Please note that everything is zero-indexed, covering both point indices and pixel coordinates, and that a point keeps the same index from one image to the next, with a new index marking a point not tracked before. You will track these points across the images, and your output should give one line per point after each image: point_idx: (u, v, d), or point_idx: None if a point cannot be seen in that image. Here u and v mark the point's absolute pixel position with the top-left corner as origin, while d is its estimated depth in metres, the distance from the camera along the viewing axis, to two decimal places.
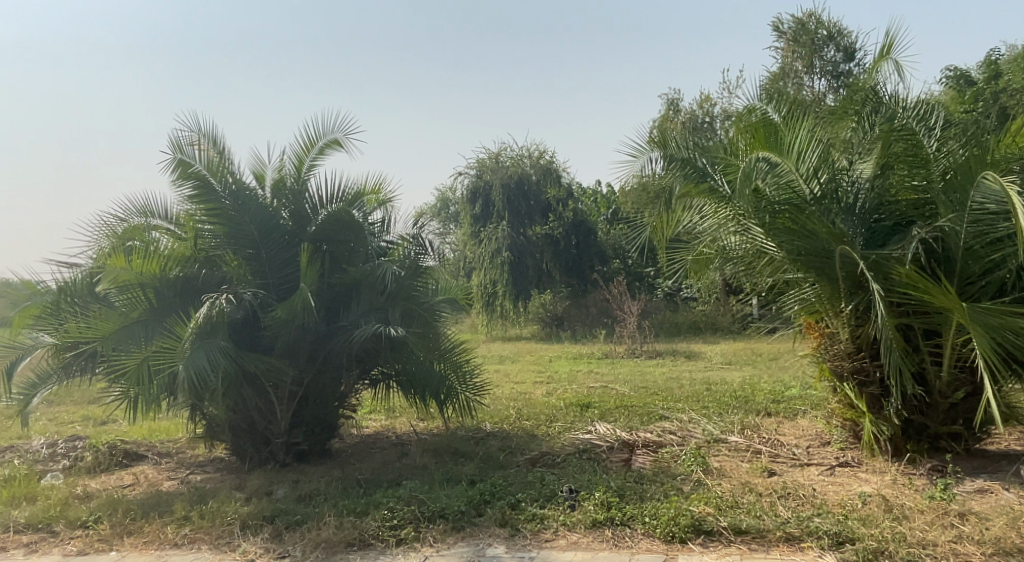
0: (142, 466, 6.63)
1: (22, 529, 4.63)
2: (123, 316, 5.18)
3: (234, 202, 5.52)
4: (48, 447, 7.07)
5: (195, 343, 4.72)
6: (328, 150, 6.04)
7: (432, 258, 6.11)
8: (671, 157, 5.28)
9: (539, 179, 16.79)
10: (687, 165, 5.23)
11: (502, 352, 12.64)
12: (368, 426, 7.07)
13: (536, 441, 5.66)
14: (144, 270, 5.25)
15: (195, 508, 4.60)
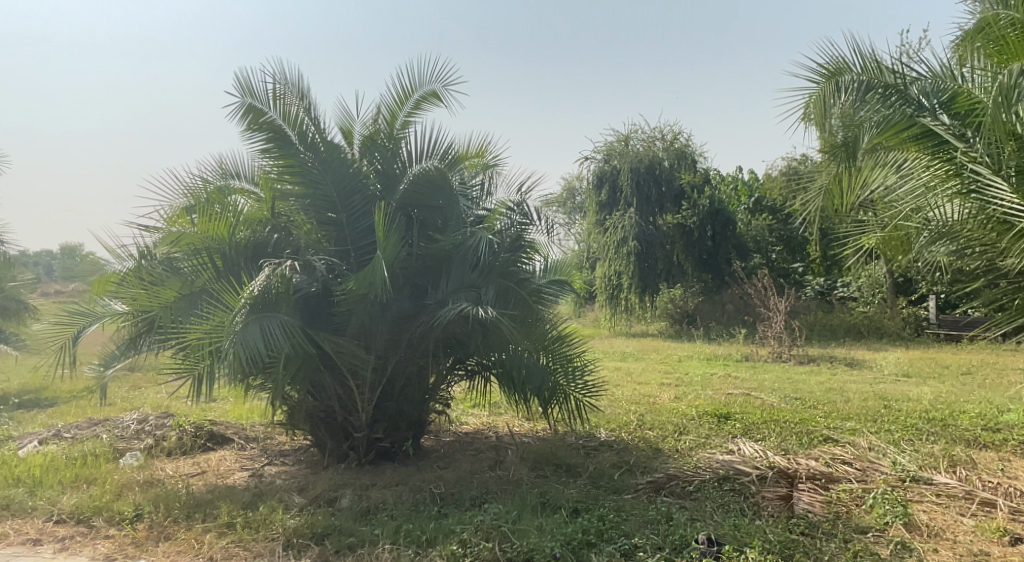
0: (224, 451, 6.22)
1: (64, 530, 4.55)
2: (187, 283, 4.67)
3: (313, 156, 4.78)
4: (138, 423, 6.93)
5: (248, 317, 4.00)
6: (426, 104, 5.15)
7: (539, 230, 5.08)
8: (839, 113, 4.22)
9: (672, 163, 15.31)
10: (897, 95, 4.06)
11: (625, 348, 11.48)
12: (465, 423, 6.17)
13: (662, 459, 4.50)
14: (210, 231, 4.73)
15: (242, 514, 4.04)
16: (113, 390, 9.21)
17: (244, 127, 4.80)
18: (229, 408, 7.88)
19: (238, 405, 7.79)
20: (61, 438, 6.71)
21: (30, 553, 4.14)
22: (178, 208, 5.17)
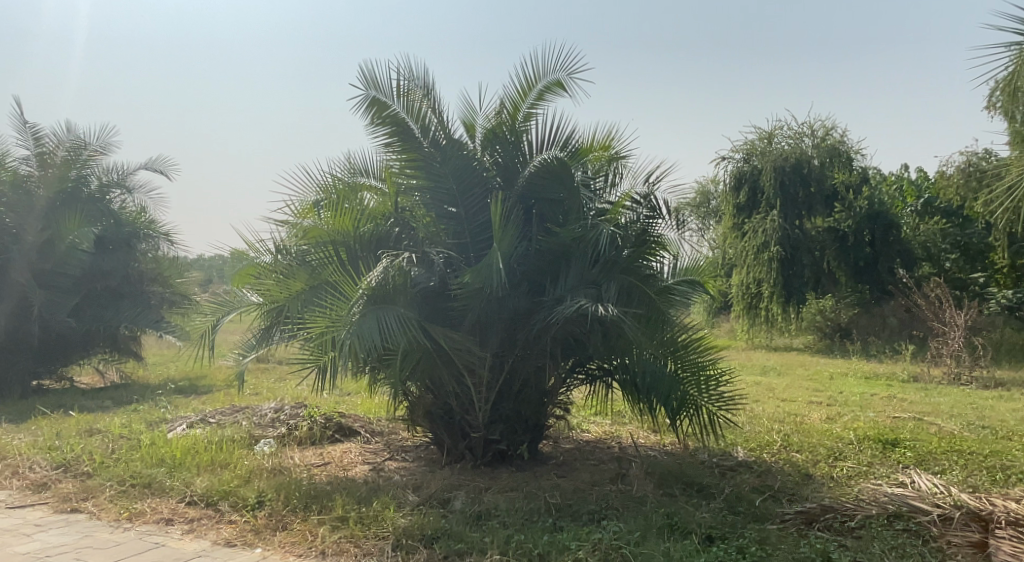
0: (350, 443, 6.26)
1: (195, 519, 4.70)
2: (314, 274, 4.69)
3: (436, 151, 4.71)
4: (274, 411, 7.15)
5: (365, 309, 4.00)
6: (550, 96, 4.86)
7: (668, 225, 4.69)
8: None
9: (823, 162, 14.19)
10: None
11: (768, 362, 10.69)
12: (588, 431, 5.84)
13: (814, 486, 3.97)
14: (337, 224, 4.77)
15: (357, 509, 3.95)
16: (258, 381, 9.69)
17: (369, 121, 4.77)
18: (358, 401, 8.00)
19: (366, 400, 7.88)
20: (207, 422, 7.05)
21: (163, 534, 4.48)
22: (308, 201, 5.27)
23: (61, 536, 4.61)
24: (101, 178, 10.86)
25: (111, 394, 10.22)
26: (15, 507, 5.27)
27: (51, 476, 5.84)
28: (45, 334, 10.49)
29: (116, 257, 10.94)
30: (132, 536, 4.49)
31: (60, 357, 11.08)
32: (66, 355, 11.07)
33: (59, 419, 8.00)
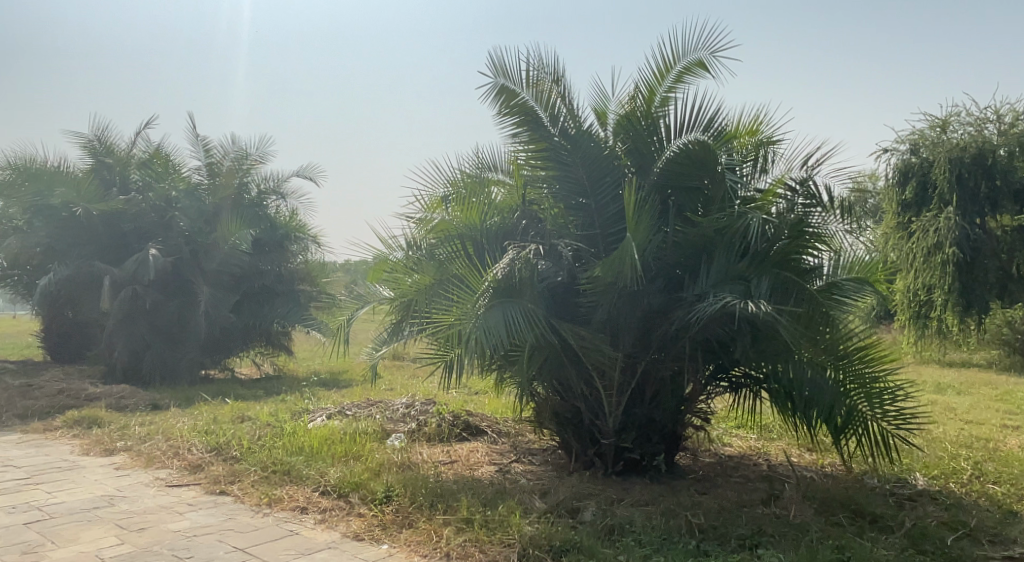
0: (478, 442, 6.16)
1: (326, 509, 4.74)
2: (441, 266, 4.72)
3: (567, 140, 4.46)
4: (405, 406, 7.19)
5: (492, 301, 4.00)
6: (692, 77, 4.49)
7: (828, 215, 4.25)
8: None
9: (1009, 154, 12.63)
10: None
11: (940, 378, 9.60)
12: (731, 445, 5.40)
13: (1017, 528, 3.37)
14: (463, 218, 4.82)
15: (482, 512, 3.79)
16: (396, 377, 9.90)
17: (497, 110, 4.62)
18: (488, 400, 7.93)
19: (496, 399, 7.77)
20: (344, 414, 7.19)
21: (296, 521, 4.56)
22: (437, 196, 5.23)
23: (208, 517, 4.83)
24: (261, 187, 12.33)
25: (264, 384, 10.89)
26: (172, 486, 5.62)
27: (204, 459, 6.19)
28: (211, 326, 11.84)
29: (271, 257, 12.47)
30: (269, 522, 4.60)
31: (223, 348, 12.47)
32: (230, 347, 12.48)
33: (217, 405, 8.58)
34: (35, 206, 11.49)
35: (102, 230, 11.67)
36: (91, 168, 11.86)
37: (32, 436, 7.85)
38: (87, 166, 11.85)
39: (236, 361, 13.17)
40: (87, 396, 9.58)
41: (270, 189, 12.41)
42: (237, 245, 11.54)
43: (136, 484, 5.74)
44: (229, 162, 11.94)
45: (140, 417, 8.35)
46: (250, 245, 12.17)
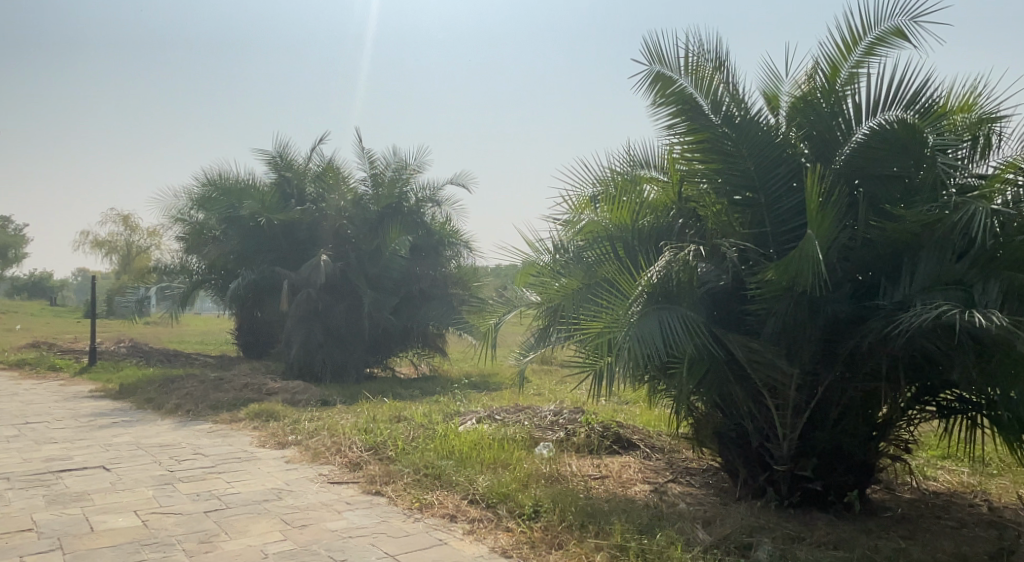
0: (630, 457, 5.78)
1: (475, 520, 4.59)
2: (590, 270, 4.55)
3: (731, 127, 4.11)
4: (554, 413, 6.92)
5: (644, 308, 3.79)
6: (882, 51, 4.07)
7: None
8: None
9: None
10: None
11: None
12: (934, 480, 4.67)
13: None
14: (614, 219, 4.62)
15: (640, 540, 3.45)
16: (546, 383, 9.71)
17: (654, 99, 4.38)
18: (641, 411, 7.50)
19: (649, 410, 7.33)
20: (492, 418, 7.00)
21: (445, 531, 4.44)
22: (585, 194, 5.00)
23: (363, 518, 4.85)
24: (420, 194, 12.73)
25: (419, 384, 11.15)
26: (332, 483, 5.74)
27: (362, 456, 6.28)
28: (375, 327, 12.59)
29: (427, 262, 12.89)
30: (420, 528, 4.53)
31: (386, 348, 13.20)
32: (390, 348, 13.20)
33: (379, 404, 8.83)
34: (228, 216, 12.60)
35: (284, 239, 12.78)
36: (274, 182, 12.84)
37: (219, 427, 8.51)
38: (270, 180, 12.83)
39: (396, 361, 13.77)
40: (266, 390, 10.26)
41: (428, 197, 12.78)
42: (396, 251, 12.36)
43: (301, 479, 5.94)
44: (389, 171, 12.50)
45: (310, 413, 8.79)
46: (408, 251, 12.70)
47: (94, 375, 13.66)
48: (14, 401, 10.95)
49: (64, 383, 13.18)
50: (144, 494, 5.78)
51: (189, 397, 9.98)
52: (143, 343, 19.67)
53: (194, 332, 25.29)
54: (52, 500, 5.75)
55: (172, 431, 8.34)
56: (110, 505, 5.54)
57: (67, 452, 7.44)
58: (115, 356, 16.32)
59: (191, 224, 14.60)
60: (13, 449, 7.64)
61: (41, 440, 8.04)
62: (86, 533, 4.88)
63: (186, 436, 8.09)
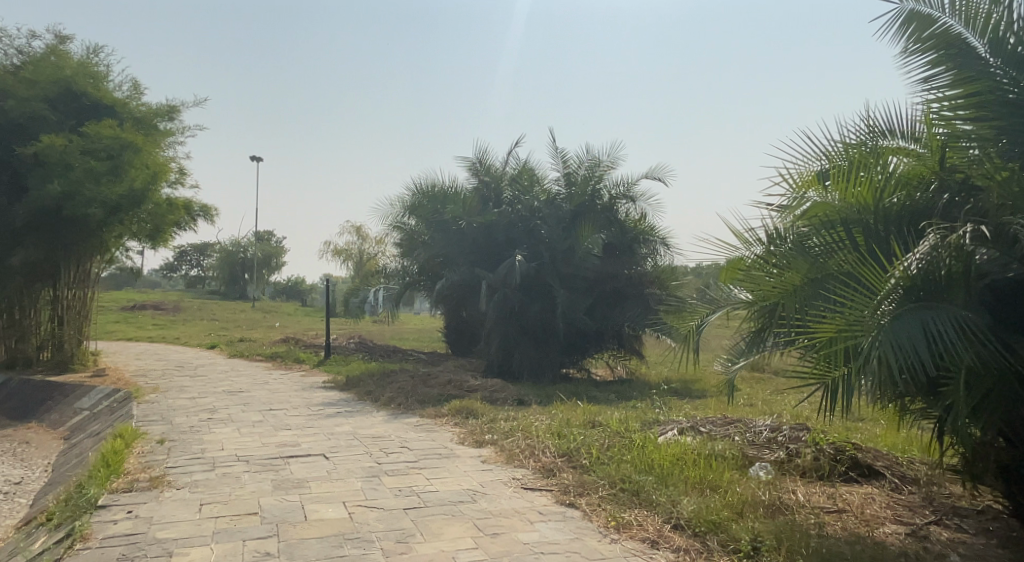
0: (870, 489, 4.83)
1: (681, 551, 3.98)
2: (816, 261, 3.90)
3: (1015, 67, 3.80)
4: (771, 430, 6.02)
5: (898, 309, 3.18)
6: None
7: None
8: None
9: None
10: None
11: None
12: None
13: None
14: (849, 199, 3.98)
15: None
16: (763, 395, 8.70)
17: (913, 46, 4.16)
18: (881, 433, 6.34)
19: (891, 432, 6.16)
20: (697, 430, 6.24)
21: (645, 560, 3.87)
22: (810, 170, 4.47)
23: (556, 532, 4.42)
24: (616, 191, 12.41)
25: (617, 388, 10.61)
26: (528, 489, 5.34)
27: (555, 460, 5.84)
28: (570, 328, 12.25)
29: (623, 261, 12.37)
30: (617, 552, 4.01)
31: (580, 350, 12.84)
32: (585, 348, 12.80)
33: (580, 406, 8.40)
34: (435, 222, 13.01)
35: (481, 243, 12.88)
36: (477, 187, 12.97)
37: (426, 421, 8.62)
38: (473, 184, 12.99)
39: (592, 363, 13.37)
40: (467, 387, 10.28)
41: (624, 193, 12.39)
42: (590, 249, 11.84)
43: (494, 481, 5.64)
44: (583, 170, 12.35)
45: (512, 411, 8.61)
46: (602, 250, 12.23)
47: (328, 368, 14.85)
48: (262, 389, 12.16)
49: (304, 374, 14.48)
50: (352, 485, 5.82)
51: (401, 391, 10.31)
52: (366, 339, 21.19)
53: (414, 328, 26.94)
54: (278, 486, 5.99)
55: (384, 424, 8.58)
56: (325, 494, 5.64)
57: (294, 439, 7.89)
58: (345, 351, 17.70)
59: (403, 230, 15.48)
60: (256, 434, 8.27)
61: (278, 426, 8.65)
62: (300, 522, 4.97)
63: (396, 429, 8.27)
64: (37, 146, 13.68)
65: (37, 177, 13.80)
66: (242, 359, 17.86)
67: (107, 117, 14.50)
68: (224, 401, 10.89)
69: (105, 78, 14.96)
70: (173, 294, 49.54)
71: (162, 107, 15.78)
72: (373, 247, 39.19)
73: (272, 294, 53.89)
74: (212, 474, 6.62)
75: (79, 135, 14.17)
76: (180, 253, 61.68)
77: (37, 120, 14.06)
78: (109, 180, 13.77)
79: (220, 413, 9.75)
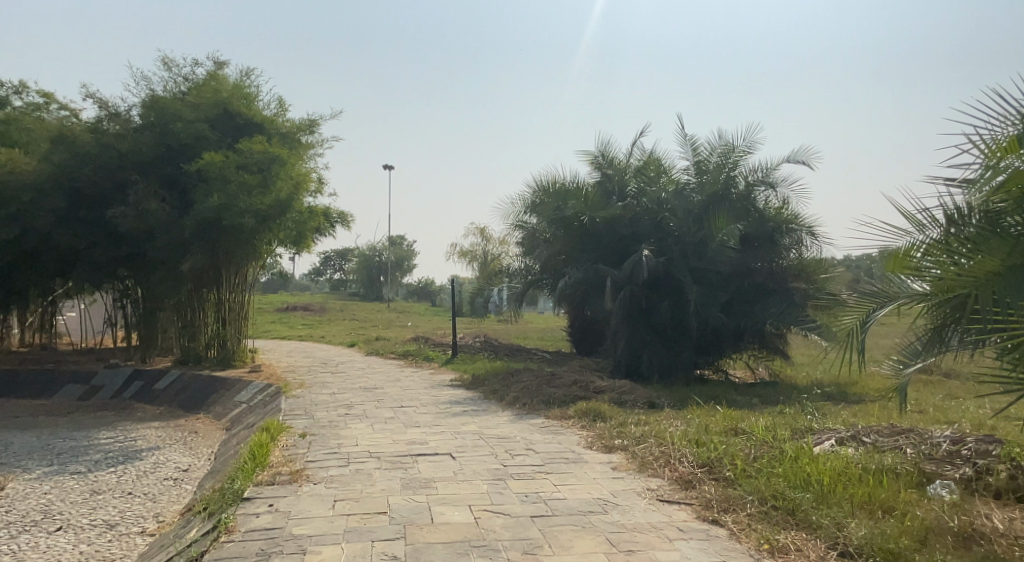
0: None
1: None
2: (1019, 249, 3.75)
3: None
4: (952, 442, 5.21)
5: None
6: None
7: None
8: None
9: None
10: None
11: None
12: None
13: None
14: None
15: None
16: (932, 405, 7.73)
17: None
18: None
19: None
20: (860, 441, 5.52)
21: None
22: (1009, 135, 4.06)
23: (701, 553, 3.94)
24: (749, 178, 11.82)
25: (760, 392, 9.85)
26: (665, 501, 4.88)
27: (694, 471, 5.31)
28: (704, 326, 11.65)
29: (762, 253, 11.59)
30: None
31: (717, 349, 12.21)
32: (721, 348, 12.17)
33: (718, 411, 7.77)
34: (556, 218, 12.69)
35: (606, 238, 12.45)
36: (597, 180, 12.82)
37: (552, 423, 8.29)
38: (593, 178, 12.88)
39: (729, 363, 12.69)
40: (594, 388, 9.86)
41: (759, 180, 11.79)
42: (725, 241, 11.03)
43: (626, 490, 5.20)
44: (715, 158, 11.81)
45: (643, 414, 8.10)
46: (739, 242, 11.50)
47: (455, 366, 14.92)
48: (394, 386, 12.32)
49: (433, 372, 14.63)
50: (479, 488, 5.47)
51: (526, 391, 10.05)
52: (494, 339, 21.29)
53: (540, 328, 26.87)
54: (406, 483, 5.68)
55: (511, 424, 8.33)
56: (451, 496, 5.30)
57: (423, 435, 7.78)
58: (472, 349, 17.80)
59: (526, 229, 15.43)
60: (387, 430, 8.19)
61: (408, 423, 8.59)
62: (427, 524, 4.68)
63: (522, 430, 7.99)
64: (200, 162, 15.32)
65: (201, 193, 15.16)
66: (376, 357, 18.40)
67: (257, 132, 16.21)
68: (360, 397, 11.09)
69: (255, 96, 16.64)
70: (315, 296, 52.63)
71: (303, 121, 17.24)
72: (498, 248, 39.69)
73: (406, 295, 56.04)
74: (344, 466, 6.55)
75: (234, 152, 15.67)
76: (325, 258, 65.71)
77: (201, 139, 15.83)
78: (260, 192, 14.96)
79: (355, 409, 9.90)
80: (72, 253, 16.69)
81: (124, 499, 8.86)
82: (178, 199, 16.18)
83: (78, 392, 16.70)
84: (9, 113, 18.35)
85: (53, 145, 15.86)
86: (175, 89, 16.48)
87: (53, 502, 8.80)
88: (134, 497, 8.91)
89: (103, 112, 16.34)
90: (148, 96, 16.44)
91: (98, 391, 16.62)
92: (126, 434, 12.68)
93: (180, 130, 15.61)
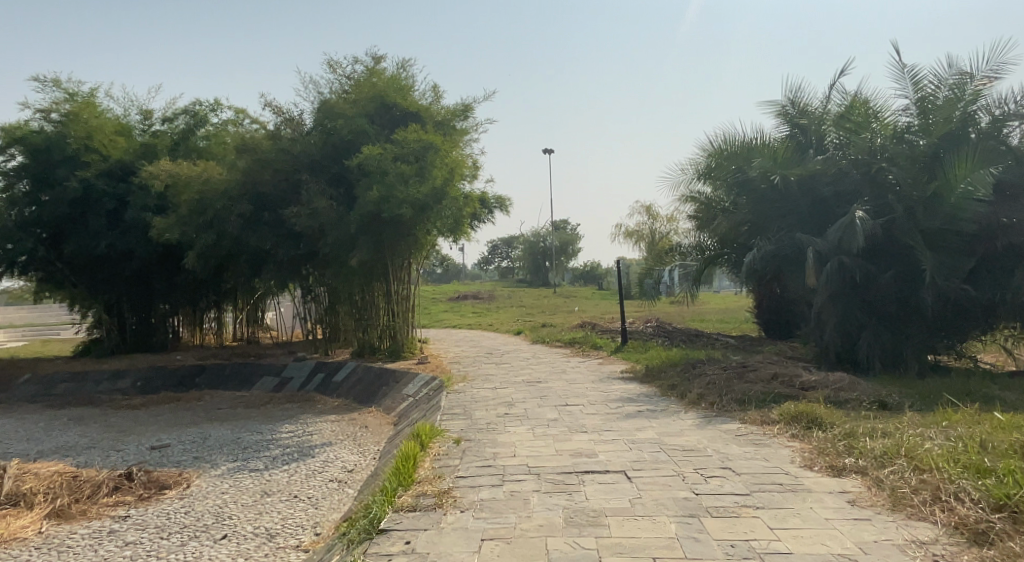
0: None
1: None
2: None
3: None
4: None
5: None
6: None
7: None
8: None
9: None
10: None
11: None
12: None
13: None
14: None
15: None
16: None
17: None
18: None
19: None
20: None
21: None
22: None
23: None
24: (991, 112, 10.16)
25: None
26: None
27: (991, 520, 3.80)
28: (943, 301, 9.83)
29: (1020, 203, 9.71)
30: None
31: (961, 330, 10.19)
32: (965, 327, 10.15)
33: (982, 422, 5.87)
34: (739, 183, 11.32)
35: (804, 204, 10.79)
36: (788, 136, 11.61)
37: (749, 431, 6.74)
38: (784, 134, 11.58)
39: (977, 346, 10.65)
40: (801, 384, 8.13)
41: (1006, 115, 10.08)
42: (970, 191, 9.26)
43: (880, 544, 3.76)
44: (944, 93, 10.20)
45: (872, 422, 6.34)
46: (991, 191, 9.72)
47: (626, 355, 13.53)
48: (561, 380, 11.16)
49: (602, 362, 13.33)
50: (666, 530, 4.12)
51: (712, 387, 8.50)
52: (666, 322, 19.68)
53: (715, 309, 24.76)
54: (570, 517, 4.45)
55: (698, 432, 6.87)
56: (628, 541, 3.98)
57: (592, 445, 6.51)
58: (643, 335, 16.33)
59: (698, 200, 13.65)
60: (550, 436, 7.02)
61: (574, 428, 7.38)
62: None
63: (711, 440, 6.52)
64: (360, 155, 14.98)
65: (362, 187, 14.94)
66: (541, 345, 17.47)
67: (412, 122, 15.71)
68: (524, 393, 10.05)
69: (410, 86, 16.10)
70: (483, 285, 53.19)
71: (458, 106, 16.60)
72: (666, 227, 37.46)
73: (572, 280, 55.13)
74: (497, 482, 5.42)
75: (391, 143, 15.32)
76: (493, 246, 66.55)
77: (361, 134, 15.63)
78: (416, 181, 14.50)
79: (517, 407, 8.85)
80: (256, 254, 17.22)
81: (291, 502, 7.60)
82: (345, 195, 16.00)
83: (272, 383, 17.25)
84: (208, 129, 19.67)
85: (238, 153, 16.48)
86: (340, 89, 16.49)
87: (228, 504, 7.70)
88: (300, 500, 7.62)
89: (279, 118, 16.80)
90: (318, 98, 16.65)
91: (288, 383, 17.03)
92: (305, 428, 12.45)
93: (342, 128, 15.60)
